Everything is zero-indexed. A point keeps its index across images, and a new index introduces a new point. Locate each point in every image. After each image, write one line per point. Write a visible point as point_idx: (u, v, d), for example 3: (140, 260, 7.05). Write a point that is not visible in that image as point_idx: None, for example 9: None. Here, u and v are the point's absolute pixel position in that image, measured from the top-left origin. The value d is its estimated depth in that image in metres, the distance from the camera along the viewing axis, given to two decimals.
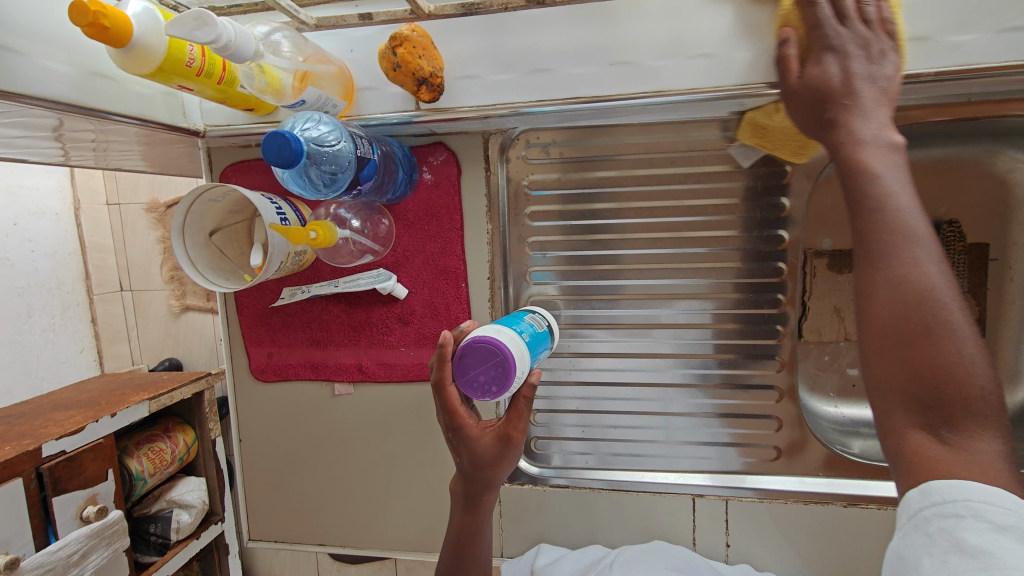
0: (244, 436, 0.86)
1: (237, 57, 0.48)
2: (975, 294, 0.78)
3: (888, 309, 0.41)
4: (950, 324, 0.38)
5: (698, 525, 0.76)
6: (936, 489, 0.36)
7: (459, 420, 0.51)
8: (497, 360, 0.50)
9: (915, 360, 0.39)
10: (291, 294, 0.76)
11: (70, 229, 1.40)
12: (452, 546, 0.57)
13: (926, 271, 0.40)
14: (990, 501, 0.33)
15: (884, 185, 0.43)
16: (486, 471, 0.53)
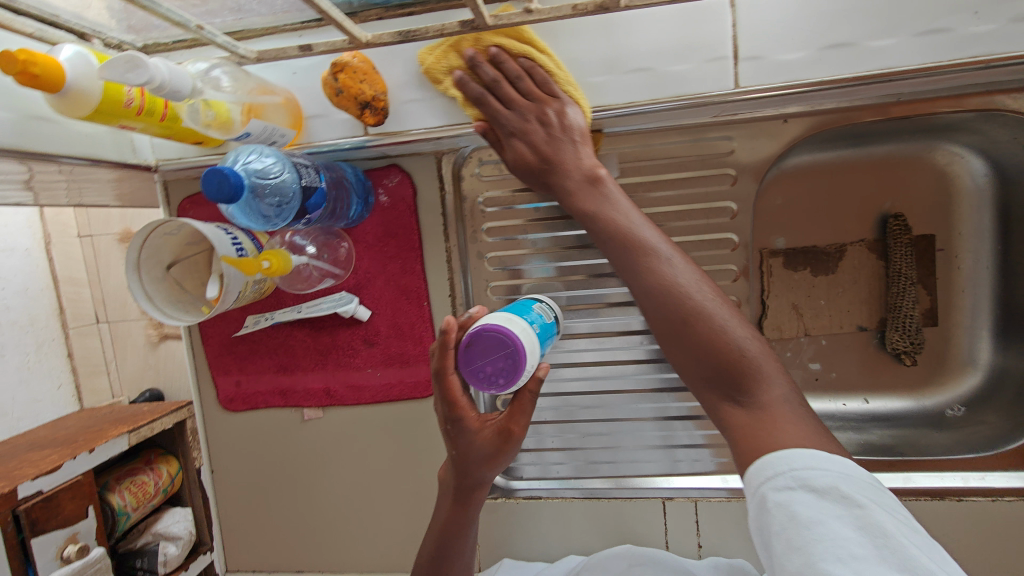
0: (216, 467, 0.85)
1: (174, 96, 0.49)
2: (925, 285, 0.80)
3: (655, 311, 0.51)
4: (708, 305, 0.50)
5: (670, 528, 0.77)
6: (770, 464, 0.42)
7: (459, 409, 0.51)
8: (507, 350, 0.48)
9: (693, 346, 0.49)
10: (253, 323, 0.77)
11: None
12: (436, 540, 0.58)
13: (671, 273, 0.51)
14: (813, 468, 0.40)
15: (602, 212, 0.56)
16: (479, 464, 0.53)
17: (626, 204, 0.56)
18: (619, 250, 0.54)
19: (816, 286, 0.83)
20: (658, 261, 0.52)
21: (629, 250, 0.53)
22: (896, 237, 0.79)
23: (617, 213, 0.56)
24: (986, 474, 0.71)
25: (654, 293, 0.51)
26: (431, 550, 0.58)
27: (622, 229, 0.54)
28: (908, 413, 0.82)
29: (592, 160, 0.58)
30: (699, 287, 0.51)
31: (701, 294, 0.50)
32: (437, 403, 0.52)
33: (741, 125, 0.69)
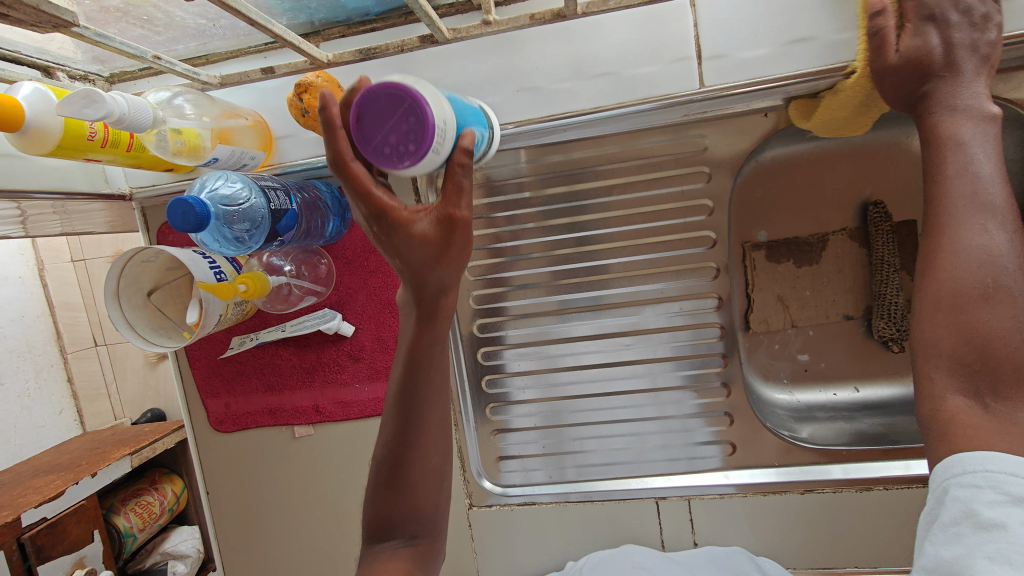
0: (211, 489, 0.85)
1: (135, 127, 0.49)
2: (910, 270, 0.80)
3: (953, 275, 0.42)
4: (1018, 291, 0.40)
5: (665, 528, 0.77)
6: (961, 460, 0.39)
7: (377, 202, 0.40)
8: (405, 108, 0.35)
9: (966, 324, 0.41)
10: (238, 345, 0.76)
11: (37, 291, 1.51)
12: (403, 381, 0.49)
13: (994, 238, 0.42)
14: (1014, 473, 0.36)
15: (966, 147, 0.44)
16: (431, 268, 0.42)
17: (987, 148, 0.44)
18: (955, 190, 0.44)
19: (801, 277, 0.83)
20: (990, 220, 0.42)
21: (968, 201, 0.43)
22: (877, 225, 0.79)
23: (958, 151, 0.44)
24: None
25: (960, 256, 0.42)
26: (396, 400, 0.49)
27: (971, 171, 0.43)
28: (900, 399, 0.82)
29: (985, 95, 0.45)
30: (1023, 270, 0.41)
31: (1019, 275, 0.41)
32: (352, 204, 0.41)
33: (713, 121, 0.69)
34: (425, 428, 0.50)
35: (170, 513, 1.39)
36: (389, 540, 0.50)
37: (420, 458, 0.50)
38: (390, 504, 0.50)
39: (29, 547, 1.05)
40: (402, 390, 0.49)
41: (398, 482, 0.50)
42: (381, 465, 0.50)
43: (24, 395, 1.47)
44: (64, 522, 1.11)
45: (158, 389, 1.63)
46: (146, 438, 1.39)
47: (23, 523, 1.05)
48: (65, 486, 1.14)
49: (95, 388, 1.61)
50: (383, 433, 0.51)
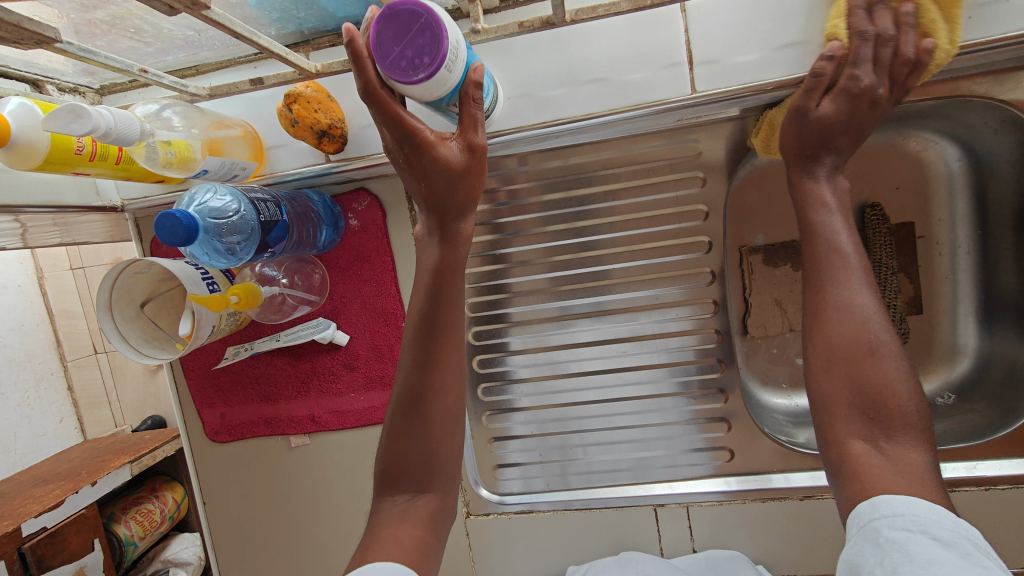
0: (208, 499, 0.85)
1: (122, 140, 0.49)
2: (909, 272, 0.79)
3: (835, 333, 0.50)
4: (887, 346, 0.48)
5: (663, 535, 0.77)
6: (886, 505, 0.42)
7: (407, 125, 0.45)
8: (423, 24, 0.40)
9: (857, 376, 0.48)
10: (232, 355, 0.76)
11: (36, 300, 1.51)
12: (418, 329, 0.52)
13: (863, 299, 0.50)
14: (935, 519, 0.41)
15: (827, 220, 0.53)
16: (456, 186, 0.49)
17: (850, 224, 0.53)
18: (826, 258, 0.52)
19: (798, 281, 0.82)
20: (858, 286, 0.50)
21: (833, 267, 0.51)
22: (875, 228, 0.77)
23: (829, 223, 0.53)
24: None
25: (840, 315, 0.50)
26: (415, 332, 0.52)
27: (838, 244, 0.52)
28: None
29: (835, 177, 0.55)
30: (887, 327, 0.49)
31: (884, 331, 0.49)
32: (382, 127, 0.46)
33: (707, 126, 0.68)
34: (444, 362, 0.52)
35: (171, 520, 1.42)
36: (398, 493, 0.52)
37: (441, 393, 0.52)
38: (410, 444, 0.52)
39: (31, 556, 1.04)
40: (424, 324, 0.52)
41: (417, 417, 0.52)
42: (401, 399, 0.53)
43: (24, 404, 1.47)
44: (63, 532, 1.11)
45: (158, 396, 1.64)
46: (147, 445, 1.39)
47: (24, 533, 1.05)
48: (65, 495, 1.14)
49: (96, 396, 1.61)
50: (401, 368, 0.53)
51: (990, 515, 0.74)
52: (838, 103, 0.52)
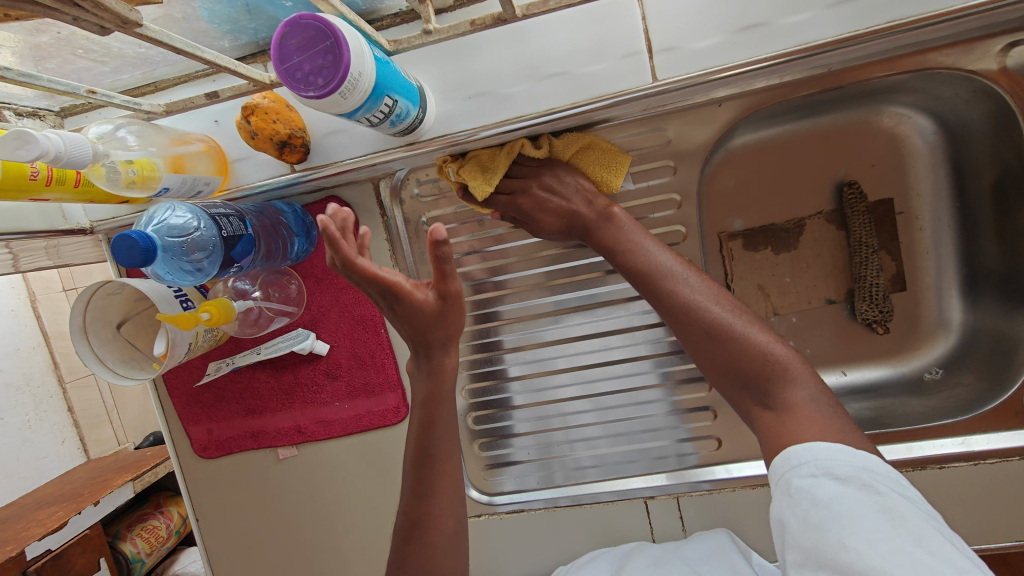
0: (200, 515, 0.85)
1: (74, 164, 0.48)
2: (891, 250, 0.79)
3: (684, 330, 0.57)
4: (724, 322, 0.55)
5: (655, 526, 0.76)
6: (795, 456, 0.46)
7: (389, 285, 0.53)
8: (327, 45, 0.41)
9: (723, 357, 0.55)
10: (213, 370, 0.76)
11: (31, 323, 1.52)
12: (415, 459, 0.59)
13: (692, 294, 0.57)
14: (836, 456, 0.44)
15: (632, 245, 0.61)
16: (435, 327, 0.55)
17: (650, 239, 0.62)
18: (641, 277, 0.60)
19: (780, 264, 0.82)
20: (681, 290, 0.58)
21: (649, 279, 0.59)
22: (853, 206, 0.77)
23: (636, 246, 0.61)
24: (968, 439, 0.69)
25: (677, 314, 0.57)
26: (413, 459, 0.60)
27: (645, 261, 0.60)
28: (888, 380, 0.80)
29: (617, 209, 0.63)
30: (721, 304, 0.56)
31: (718, 307, 0.56)
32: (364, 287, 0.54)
33: (675, 114, 0.67)
34: (437, 489, 0.58)
35: None
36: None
37: (437, 519, 0.58)
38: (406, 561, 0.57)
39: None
40: (421, 457, 0.59)
41: (420, 535, 0.57)
42: (404, 529, 0.58)
43: (25, 428, 1.48)
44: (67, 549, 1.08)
45: None
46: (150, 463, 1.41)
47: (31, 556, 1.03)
48: None
49: (95, 415, 1.64)
50: (404, 499, 0.60)
51: None
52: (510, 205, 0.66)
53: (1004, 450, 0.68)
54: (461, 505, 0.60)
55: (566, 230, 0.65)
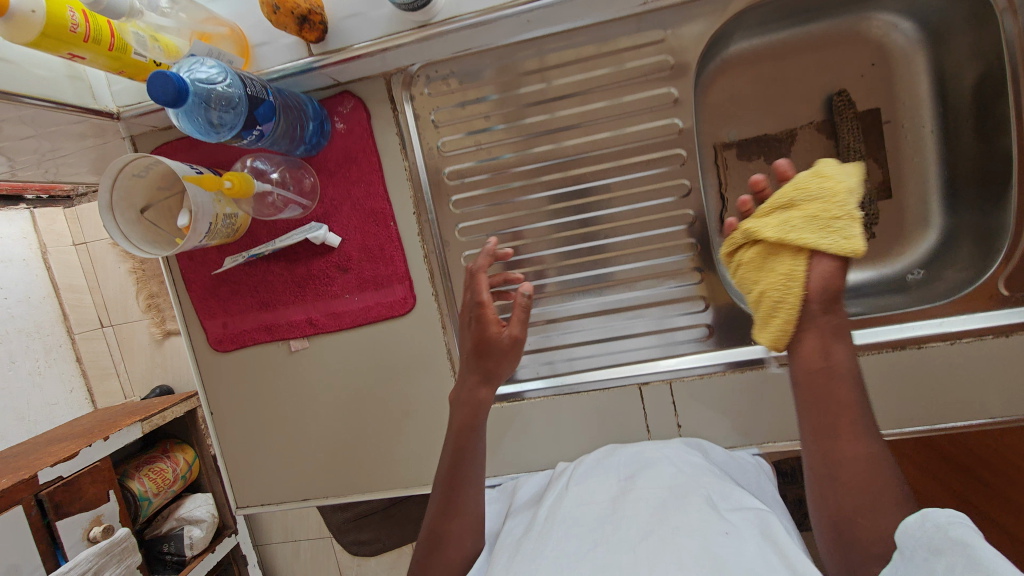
0: (215, 407, 0.89)
1: (112, 11, 0.54)
2: (877, 157, 0.82)
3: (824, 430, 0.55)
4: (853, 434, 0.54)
5: (649, 414, 0.80)
6: (904, 543, 0.48)
7: (487, 307, 0.68)
8: None
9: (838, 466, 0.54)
10: (230, 259, 0.80)
11: (41, 273, 1.63)
12: (450, 462, 0.68)
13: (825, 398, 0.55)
14: (923, 522, 0.47)
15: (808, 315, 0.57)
16: (495, 359, 0.68)
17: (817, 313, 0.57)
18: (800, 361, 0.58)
19: (772, 173, 0.86)
20: (853, 417, 0.55)
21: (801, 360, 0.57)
22: (842, 113, 0.81)
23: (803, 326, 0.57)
24: (949, 320, 0.72)
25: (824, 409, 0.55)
26: (443, 485, 0.68)
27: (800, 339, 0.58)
28: (873, 282, 0.83)
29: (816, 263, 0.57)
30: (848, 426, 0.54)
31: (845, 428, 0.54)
32: (472, 300, 0.69)
33: (672, 13, 0.71)
34: (459, 510, 0.67)
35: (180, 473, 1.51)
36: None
37: (454, 536, 0.66)
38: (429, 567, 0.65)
39: (48, 501, 1.01)
40: (449, 479, 0.68)
41: (436, 553, 0.65)
42: (428, 541, 0.66)
43: (35, 372, 1.60)
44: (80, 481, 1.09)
45: (165, 365, 1.72)
46: (157, 408, 1.53)
47: (40, 480, 1.02)
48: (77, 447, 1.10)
49: (103, 367, 1.73)
50: (428, 516, 0.68)
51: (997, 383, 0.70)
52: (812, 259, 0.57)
53: (1004, 327, 0.70)
54: (477, 525, 0.68)
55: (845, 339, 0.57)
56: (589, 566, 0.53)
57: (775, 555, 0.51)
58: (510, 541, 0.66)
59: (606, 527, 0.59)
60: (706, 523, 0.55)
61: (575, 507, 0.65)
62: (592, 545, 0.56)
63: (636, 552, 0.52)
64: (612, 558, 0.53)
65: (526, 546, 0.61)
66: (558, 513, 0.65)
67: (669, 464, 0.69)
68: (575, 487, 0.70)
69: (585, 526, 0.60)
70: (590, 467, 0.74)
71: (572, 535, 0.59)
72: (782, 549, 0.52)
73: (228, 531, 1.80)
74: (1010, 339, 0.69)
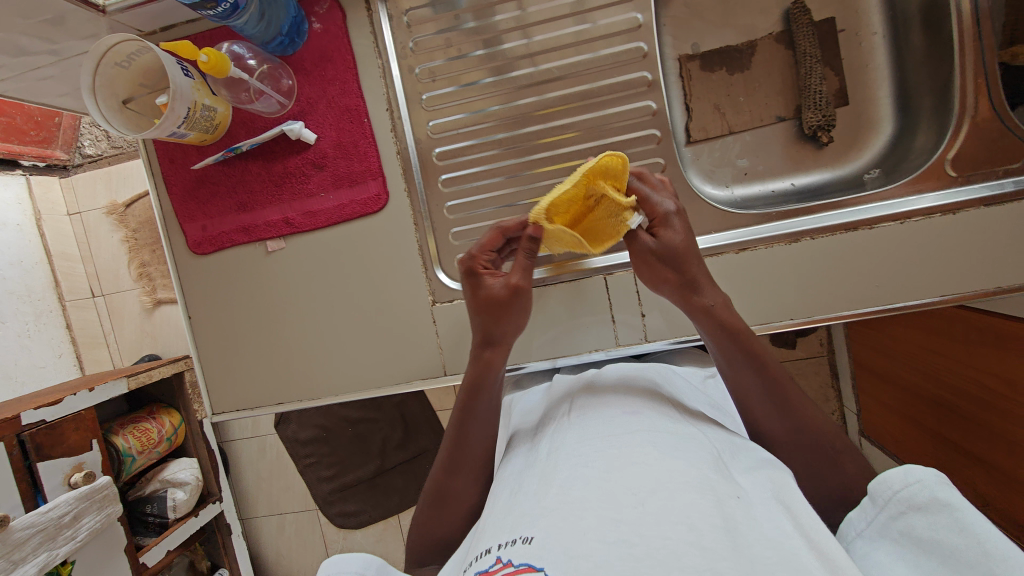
0: (193, 312, 0.91)
1: None
2: (833, 65, 0.86)
3: (772, 416, 0.56)
4: (799, 404, 0.56)
5: (613, 302, 0.83)
6: (877, 492, 0.45)
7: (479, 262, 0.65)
8: None
9: (807, 439, 0.55)
10: (209, 157, 0.83)
11: (35, 240, 1.65)
12: (459, 419, 0.63)
13: (756, 388, 0.57)
14: (906, 482, 0.44)
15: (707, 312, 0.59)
16: (495, 314, 0.63)
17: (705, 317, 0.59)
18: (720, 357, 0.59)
19: (734, 84, 0.89)
20: (770, 354, 0.58)
21: (732, 355, 0.58)
22: (798, 20, 0.85)
23: (706, 322, 0.59)
24: (897, 203, 0.75)
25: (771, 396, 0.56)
26: (450, 440, 0.64)
27: (732, 331, 0.58)
28: (832, 183, 0.87)
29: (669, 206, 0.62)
30: (786, 407, 0.56)
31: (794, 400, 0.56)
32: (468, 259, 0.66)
33: None
34: (463, 465, 0.62)
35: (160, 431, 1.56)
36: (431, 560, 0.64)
37: (457, 493, 0.62)
38: (433, 525, 0.63)
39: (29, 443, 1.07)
40: (456, 437, 0.63)
41: (443, 509, 0.62)
42: (432, 495, 0.63)
43: (24, 336, 1.60)
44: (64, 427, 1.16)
45: (155, 335, 1.73)
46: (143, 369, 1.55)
47: (22, 422, 1.06)
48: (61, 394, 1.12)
49: (93, 335, 1.75)
50: (434, 470, 0.64)
51: (953, 262, 0.72)
52: (665, 234, 0.60)
53: (953, 206, 0.71)
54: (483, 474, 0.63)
55: (733, 324, 0.58)
56: (595, 509, 0.42)
57: (785, 517, 0.42)
58: (506, 476, 0.57)
59: (611, 459, 0.48)
60: (714, 482, 0.44)
61: (573, 436, 0.54)
62: (601, 482, 0.45)
63: (644, 505, 0.41)
64: (618, 502, 0.42)
65: (526, 485, 0.52)
66: (557, 447, 0.54)
67: (670, 411, 0.58)
68: (574, 416, 0.59)
69: (588, 454, 0.49)
70: (588, 398, 0.63)
71: (578, 467, 0.47)
72: (792, 508, 0.43)
73: (212, 499, 1.78)
74: (957, 217, 0.70)
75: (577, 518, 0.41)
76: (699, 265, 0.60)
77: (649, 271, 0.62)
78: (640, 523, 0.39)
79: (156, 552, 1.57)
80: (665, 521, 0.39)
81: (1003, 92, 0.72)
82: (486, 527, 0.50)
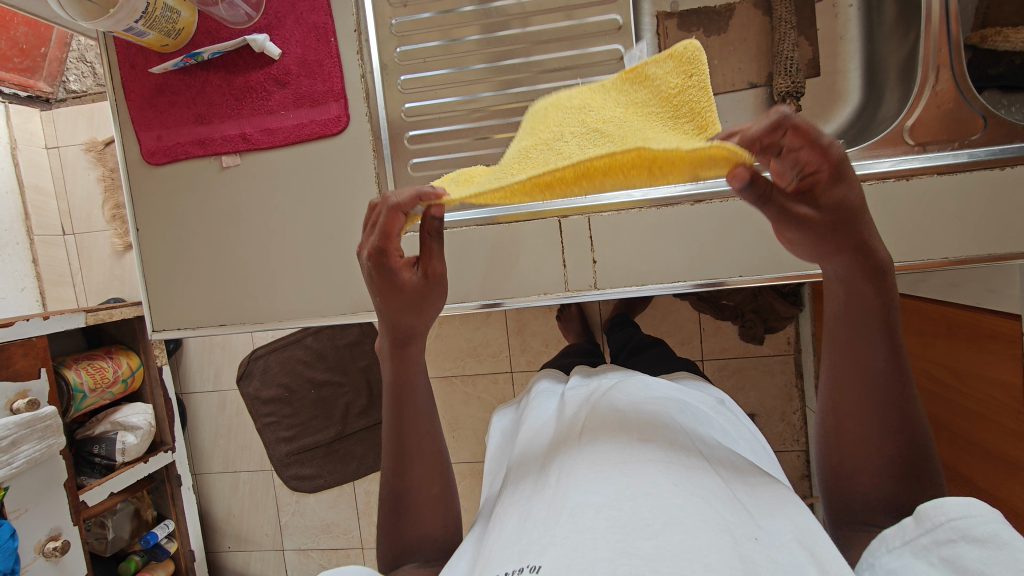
0: (141, 224, 0.88)
1: None
2: (807, 35, 0.86)
3: (862, 400, 0.47)
4: (905, 401, 0.46)
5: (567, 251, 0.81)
6: (926, 514, 0.38)
7: (389, 264, 0.53)
8: None
9: (890, 436, 0.46)
10: (167, 63, 0.81)
11: (8, 169, 1.59)
12: (393, 409, 0.58)
13: (869, 364, 0.47)
14: (966, 513, 0.36)
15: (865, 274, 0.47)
16: (409, 313, 0.55)
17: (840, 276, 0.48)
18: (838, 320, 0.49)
19: (709, 46, 0.89)
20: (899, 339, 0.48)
21: (853, 322, 0.48)
22: None
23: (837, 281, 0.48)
24: (855, 167, 0.74)
25: (869, 376, 0.47)
26: (393, 436, 0.58)
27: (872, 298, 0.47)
28: None
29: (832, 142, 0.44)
30: (891, 395, 0.47)
31: (901, 392, 0.47)
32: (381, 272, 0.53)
33: None
34: (417, 461, 0.57)
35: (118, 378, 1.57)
36: (402, 565, 0.56)
37: (417, 487, 0.57)
38: (398, 534, 0.56)
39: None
40: (397, 434, 0.57)
41: (403, 512, 0.56)
42: (387, 500, 0.57)
43: None
44: (12, 351, 1.20)
45: (123, 278, 1.70)
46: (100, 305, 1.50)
47: None
48: None
49: (59, 274, 1.70)
50: (385, 474, 0.58)
51: (901, 229, 0.72)
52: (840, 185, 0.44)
53: (905, 171, 0.71)
54: (442, 467, 0.59)
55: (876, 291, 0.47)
56: (607, 540, 0.40)
57: (805, 559, 0.41)
58: (514, 505, 0.53)
59: (625, 488, 0.46)
60: (728, 521, 0.42)
61: (585, 455, 0.51)
62: (613, 512, 0.43)
63: (660, 537, 0.40)
64: (631, 533, 0.40)
65: (537, 511, 0.48)
66: (570, 470, 0.51)
67: (685, 439, 0.54)
68: (592, 423, 0.57)
69: (600, 478, 0.47)
70: (607, 413, 0.58)
71: (591, 492, 0.45)
72: (817, 554, 0.41)
73: (163, 447, 1.73)
74: (909, 182, 0.71)
75: (588, 549, 0.40)
76: (862, 213, 0.45)
77: (810, 233, 0.45)
78: (655, 559, 0.38)
79: (99, 492, 1.49)
80: (682, 559, 0.38)
81: (963, 63, 0.73)
82: (493, 550, 0.47)
